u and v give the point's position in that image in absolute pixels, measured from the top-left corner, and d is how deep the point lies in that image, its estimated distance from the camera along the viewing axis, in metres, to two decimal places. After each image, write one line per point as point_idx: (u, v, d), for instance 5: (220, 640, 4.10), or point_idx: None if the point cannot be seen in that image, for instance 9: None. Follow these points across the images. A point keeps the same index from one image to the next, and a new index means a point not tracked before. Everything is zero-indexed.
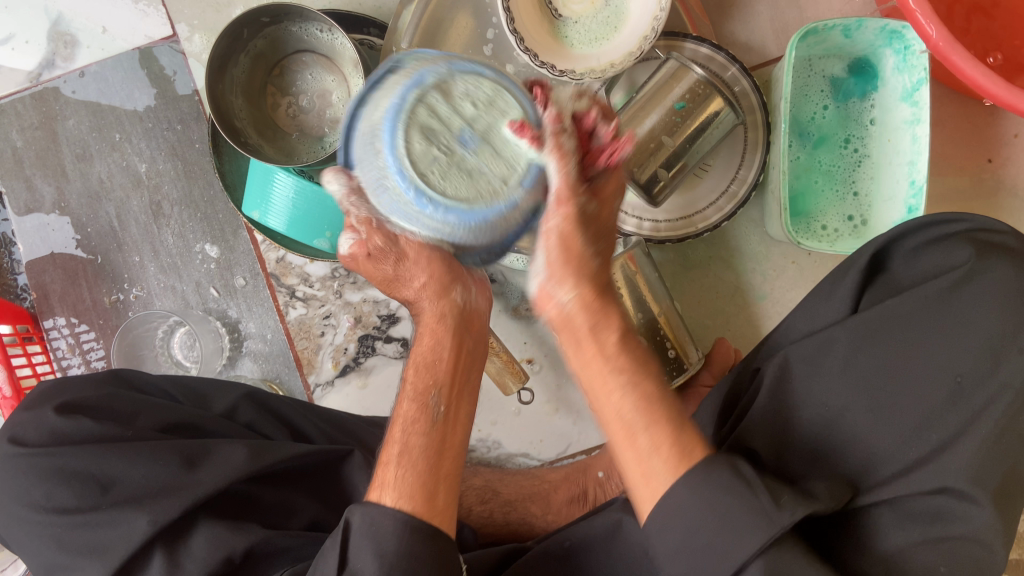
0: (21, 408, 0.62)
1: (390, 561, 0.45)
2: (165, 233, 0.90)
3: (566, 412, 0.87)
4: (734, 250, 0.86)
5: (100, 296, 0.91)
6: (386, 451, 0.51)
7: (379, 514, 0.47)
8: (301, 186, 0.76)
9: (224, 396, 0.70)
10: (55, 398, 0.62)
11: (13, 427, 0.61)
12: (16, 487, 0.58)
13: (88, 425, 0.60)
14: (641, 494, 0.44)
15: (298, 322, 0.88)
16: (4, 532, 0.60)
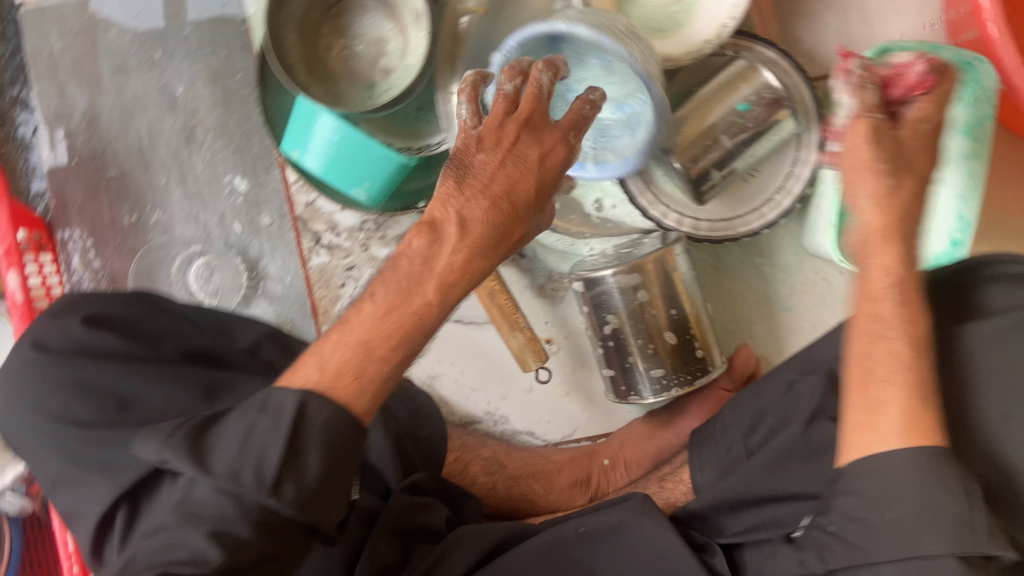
0: (46, 315, 0.61)
1: (333, 456, 0.44)
2: (195, 159, 0.87)
3: (577, 397, 0.88)
4: (768, 257, 0.85)
5: (120, 215, 0.88)
6: (382, 346, 0.47)
7: (340, 424, 0.45)
8: (345, 130, 0.74)
9: (246, 331, 0.68)
10: (82, 309, 0.61)
11: (36, 333, 0.60)
12: (34, 395, 0.57)
13: (113, 341, 0.59)
14: (858, 444, 0.47)
15: (319, 270, 0.87)
16: (15, 440, 0.58)
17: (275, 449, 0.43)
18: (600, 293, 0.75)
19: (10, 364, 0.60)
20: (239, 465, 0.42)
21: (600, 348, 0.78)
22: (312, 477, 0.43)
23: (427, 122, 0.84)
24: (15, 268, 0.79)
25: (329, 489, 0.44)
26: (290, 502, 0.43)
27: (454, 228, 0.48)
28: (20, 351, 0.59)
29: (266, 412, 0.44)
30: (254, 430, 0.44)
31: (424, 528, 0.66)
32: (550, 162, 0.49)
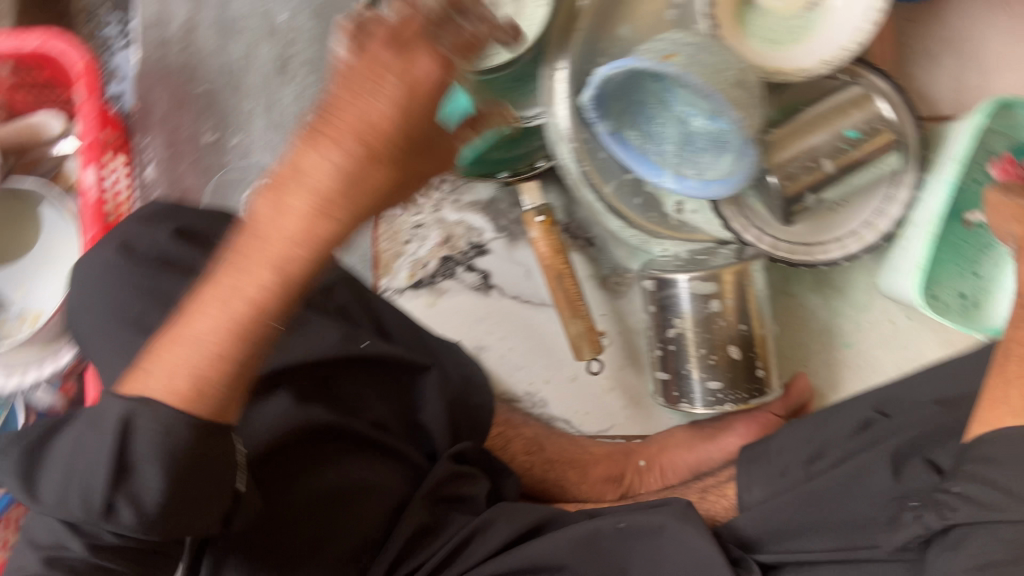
0: (137, 217, 0.61)
1: (178, 471, 0.42)
2: (284, 91, 0.86)
3: (620, 394, 0.87)
4: (837, 289, 0.85)
5: (200, 132, 0.87)
6: (216, 338, 0.43)
7: (173, 429, 0.42)
8: None
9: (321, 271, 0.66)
10: (172, 219, 0.61)
11: (123, 234, 0.59)
12: (110, 295, 0.56)
13: (199, 257, 0.58)
14: (993, 416, 0.50)
15: (389, 222, 0.89)
16: (85, 334, 0.58)
17: (99, 476, 0.42)
18: (671, 294, 0.75)
19: (89, 259, 0.59)
20: (65, 487, 0.43)
21: (657, 350, 0.77)
22: (149, 499, 0.42)
23: (524, 94, 0.82)
24: (92, 164, 0.80)
25: (178, 506, 0.43)
26: (128, 525, 0.42)
27: (289, 207, 0.41)
28: (103, 249, 0.58)
29: (88, 426, 0.43)
30: (81, 450, 0.43)
31: (462, 497, 0.65)
32: (377, 119, 0.39)
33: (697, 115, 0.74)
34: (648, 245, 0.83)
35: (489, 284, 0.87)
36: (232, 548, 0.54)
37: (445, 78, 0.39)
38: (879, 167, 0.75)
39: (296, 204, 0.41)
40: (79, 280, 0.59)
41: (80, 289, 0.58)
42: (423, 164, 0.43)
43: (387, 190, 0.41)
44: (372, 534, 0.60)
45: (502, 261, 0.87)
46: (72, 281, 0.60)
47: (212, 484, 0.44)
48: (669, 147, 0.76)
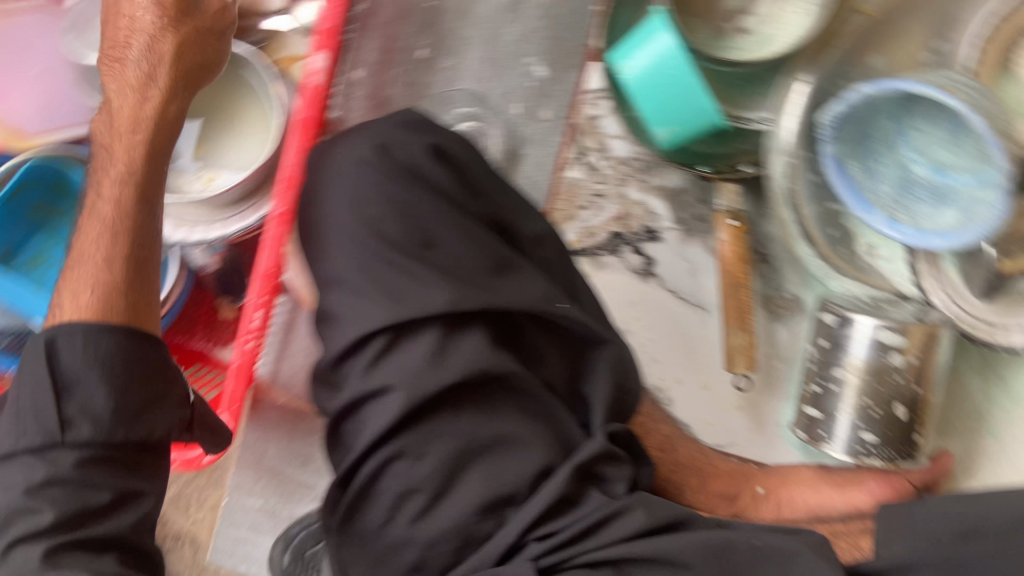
0: (396, 120, 0.60)
1: (109, 372, 0.56)
2: (509, 29, 0.85)
3: (748, 415, 0.85)
4: (1000, 377, 0.83)
5: (413, 47, 0.86)
6: (89, 242, 0.61)
7: (95, 339, 0.56)
8: (676, 56, 0.74)
9: (533, 221, 0.64)
10: (428, 132, 0.59)
11: (381, 135, 0.58)
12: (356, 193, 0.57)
13: (445, 179, 0.58)
14: None
15: (571, 183, 0.86)
16: (316, 219, 0.59)
17: (46, 398, 0.55)
18: (848, 334, 0.74)
19: (341, 153, 0.58)
20: (37, 420, 0.54)
21: (814, 385, 0.77)
22: (99, 404, 0.55)
23: (752, 93, 0.80)
24: (325, 51, 0.76)
25: (124, 409, 0.56)
26: (86, 432, 0.54)
27: (119, 107, 0.64)
28: (358, 148, 0.57)
29: (27, 387, 0.55)
30: (22, 389, 0.55)
31: (602, 477, 0.63)
32: (150, 28, 0.65)
33: (919, 160, 0.75)
34: (829, 277, 0.80)
35: (651, 272, 0.86)
36: (344, 542, 0.62)
37: (158, 8, 0.65)
38: None
39: (129, 131, 0.64)
40: (325, 165, 0.60)
41: (323, 176, 0.59)
42: (212, 41, 0.69)
43: (175, 58, 0.66)
44: (510, 488, 0.59)
45: (671, 253, 0.86)
46: (316, 167, 0.61)
47: (148, 392, 0.58)
48: (884, 188, 0.75)
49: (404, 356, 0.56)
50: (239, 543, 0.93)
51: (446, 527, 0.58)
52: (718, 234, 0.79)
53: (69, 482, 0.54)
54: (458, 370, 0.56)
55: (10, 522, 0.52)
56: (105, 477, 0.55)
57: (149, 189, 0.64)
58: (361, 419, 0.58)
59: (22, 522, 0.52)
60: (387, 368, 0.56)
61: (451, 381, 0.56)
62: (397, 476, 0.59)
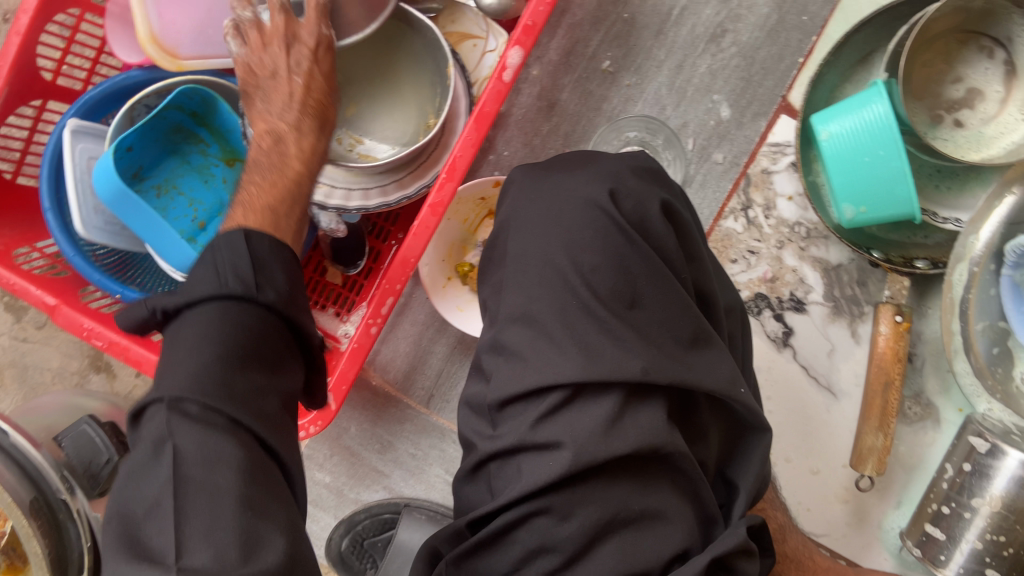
0: (623, 164, 0.57)
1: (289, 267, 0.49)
2: (702, 61, 0.81)
3: (852, 510, 0.82)
4: None
5: (600, 56, 0.81)
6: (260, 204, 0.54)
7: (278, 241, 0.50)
8: (886, 130, 0.69)
9: (727, 291, 0.60)
10: (655, 185, 0.57)
11: (614, 178, 0.55)
12: (571, 233, 0.53)
13: (669, 242, 0.55)
14: None
15: (725, 233, 0.82)
16: (516, 247, 0.55)
17: (242, 260, 0.46)
18: (995, 465, 0.71)
19: (565, 186, 0.56)
20: (223, 274, 0.46)
21: (943, 506, 0.74)
22: (282, 282, 0.48)
23: (944, 188, 0.76)
24: (521, 47, 0.71)
25: (296, 298, 0.48)
26: (273, 295, 0.46)
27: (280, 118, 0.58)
28: (589, 187, 0.55)
29: (219, 247, 0.48)
30: (217, 254, 0.47)
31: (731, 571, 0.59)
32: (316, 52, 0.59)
33: None
34: (976, 396, 0.76)
35: (787, 342, 0.82)
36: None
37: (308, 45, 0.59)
38: None
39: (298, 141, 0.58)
40: (539, 195, 0.56)
41: (535, 206, 0.56)
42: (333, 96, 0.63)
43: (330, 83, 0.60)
44: (645, 569, 0.53)
45: (813, 327, 0.82)
46: (523, 190, 0.58)
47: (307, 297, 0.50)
48: None
49: (581, 416, 0.50)
50: None
51: None
52: (878, 325, 0.74)
53: (251, 342, 0.44)
54: (633, 444, 0.50)
55: (178, 368, 0.42)
56: (275, 354, 0.46)
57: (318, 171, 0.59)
58: (511, 464, 0.54)
59: (194, 363, 0.42)
60: (558, 424, 0.51)
61: (624, 453, 0.50)
62: (535, 530, 0.54)
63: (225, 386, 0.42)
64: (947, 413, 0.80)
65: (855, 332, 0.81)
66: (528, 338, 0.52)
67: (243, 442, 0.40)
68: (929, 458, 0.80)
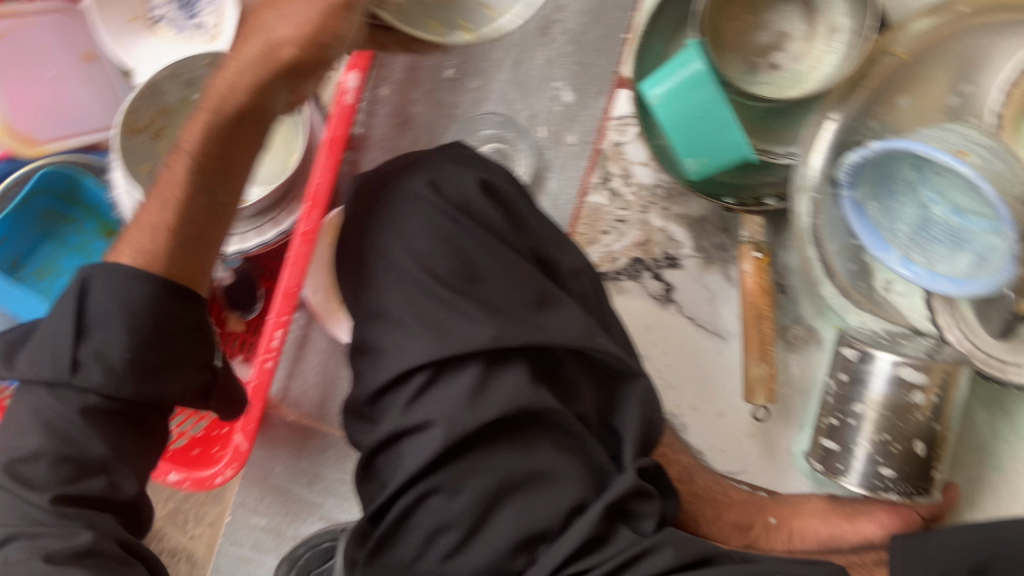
0: (441, 155, 0.61)
1: (130, 316, 0.52)
2: (537, 53, 0.85)
3: (761, 443, 0.86)
4: (1005, 411, 0.85)
5: (442, 65, 0.85)
6: (153, 219, 0.56)
7: (124, 277, 0.53)
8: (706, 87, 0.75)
9: (572, 255, 0.65)
10: (475, 167, 0.61)
11: (433, 169, 0.60)
12: (406, 227, 0.58)
13: (495, 215, 0.60)
14: None
15: (593, 209, 0.86)
16: (358, 253, 0.60)
17: (65, 336, 0.52)
18: (869, 370, 0.75)
19: (390, 186, 0.60)
20: (50, 358, 0.52)
21: (832, 418, 0.78)
22: (117, 355, 0.52)
23: (776, 128, 0.82)
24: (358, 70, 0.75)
25: (139, 364, 0.52)
26: (96, 379, 0.51)
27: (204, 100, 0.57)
28: (410, 182, 0.60)
29: (58, 314, 0.53)
30: (51, 326, 0.53)
31: (628, 513, 0.65)
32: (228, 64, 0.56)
33: (940, 201, 0.73)
34: (847, 311, 0.82)
35: (670, 298, 0.87)
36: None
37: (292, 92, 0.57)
38: None
39: (191, 129, 0.56)
40: (371, 201, 0.61)
41: (369, 211, 0.60)
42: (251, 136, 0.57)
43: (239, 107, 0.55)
44: (544, 524, 0.58)
45: (691, 280, 0.86)
46: (356, 199, 0.62)
47: (184, 351, 0.55)
48: (902, 228, 0.75)
49: (443, 394, 0.54)
50: (241, 563, 0.90)
51: (483, 561, 0.57)
52: (742, 265, 0.79)
53: (66, 431, 0.52)
54: (498, 408, 0.54)
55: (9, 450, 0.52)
56: (100, 426, 0.52)
57: (206, 162, 0.56)
58: (395, 454, 0.57)
59: (17, 448, 0.52)
60: (427, 404, 0.55)
61: (491, 418, 0.54)
62: (432, 512, 0.58)
63: (40, 477, 0.51)
64: (826, 333, 0.85)
65: (728, 276, 0.86)
66: (384, 332, 0.56)
67: (69, 530, 0.50)
68: (818, 377, 0.85)
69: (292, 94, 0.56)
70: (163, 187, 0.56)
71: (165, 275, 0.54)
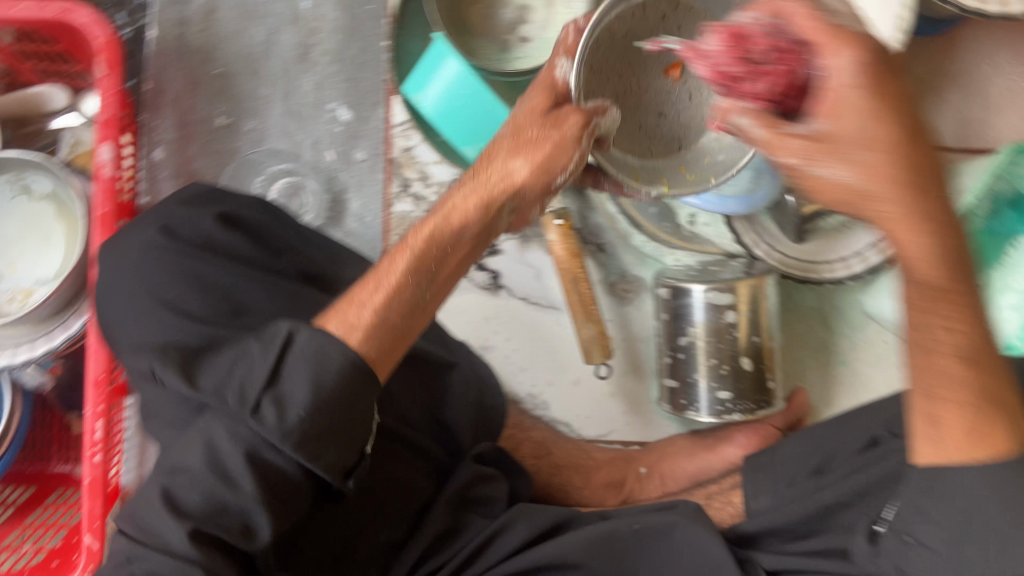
0: (175, 201, 0.60)
1: (324, 392, 0.44)
2: (303, 80, 0.85)
3: (622, 400, 0.88)
4: (834, 310, 0.88)
5: (212, 115, 0.85)
6: (356, 312, 0.48)
7: (328, 345, 0.45)
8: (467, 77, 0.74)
9: (354, 265, 0.65)
10: (215, 204, 0.60)
11: (168, 216, 0.59)
12: (152, 280, 0.56)
13: (244, 245, 0.59)
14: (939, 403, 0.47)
15: (401, 217, 0.84)
16: (113, 325, 0.58)
17: (253, 381, 0.44)
18: (687, 303, 0.77)
19: (128, 245, 0.58)
20: (231, 414, 0.45)
21: (667, 357, 0.80)
22: (293, 411, 0.43)
23: None
24: (110, 141, 0.75)
25: (312, 427, 0.44)
26: (270, 425, 0.43)
27: (454, 204, 0.52)
28: (144, 234, 0.58)
29: (244, 357, 0.46)
30: (237, 363, 0.46)
31: (480, 500, 0.66)
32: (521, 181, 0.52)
33: None
34: (661, 253, 0.85)
35: (499, 284, 0.88)
36: None
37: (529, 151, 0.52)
38: None
39: (415, 234, 0.51)
40: (114, 264, 0.58)
41: (112, 272, 0.58)
42: (472, 251, 0.53)
43: (482, 219, 0.52)
44: (395, 535, 0.63)
45: (513, 261, 0.88)
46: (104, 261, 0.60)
47: (354, 426, 0.45)
48: None
49: None
50: None
51: None
52: (549, 235, 0.78)
53: (208, 473, 0.44)
54: None
55: (169, 467, 0.46)
56: (262, 491, 0.44)
57: (445, 265, 0.52)
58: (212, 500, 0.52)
59: (177, 465, 0.45)
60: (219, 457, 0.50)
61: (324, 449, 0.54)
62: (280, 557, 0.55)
63: (164, 521, 0.44)
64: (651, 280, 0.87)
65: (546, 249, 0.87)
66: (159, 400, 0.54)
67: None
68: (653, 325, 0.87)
69: (515, 216, 0.54)
70: (374, 279, 0.50)
71: (354, 351, 0.46)
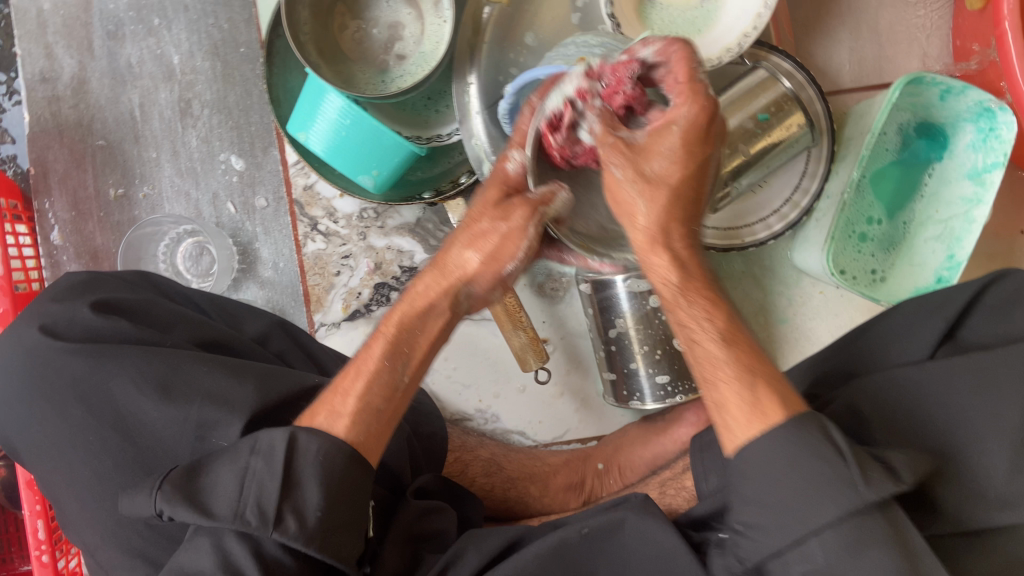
0: (48, 298, 0.59)
1: (336, 490, 0.48)
2: (189, 136, 0.84)
3: (571, 399, 0.87)
4: (766, 269, 0.87)
5: (105, 188, 0.84)
6: (341, 399, 0.52)
7: (331, 446, 0.49)
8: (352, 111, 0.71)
9: (255, 321, 0.66)
10: (91, 294, 0.59)
11: (42, 315, 0.58)
12: (45, 382, 0.55)
13: (124, 326, 0.57)
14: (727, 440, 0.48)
15: (314, 256, 0.83)
16: (15, 434, 0.57)
17: (271, 489, 0.46)
18: (611, 294, 0.75)
19: (10, 354, 0.57)
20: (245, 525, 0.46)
21: (602, 350, 0.78)
22: (313, 511, 0.46)
23: (437, 111, 0.81)
24: None
25: (331, 521, 0.47)
26: (294, 532, 0.45)
27: (418, 294, 0.55)
28: (24, 340, 0.57)
29: (255, 466, 0.47)
30: (248, 475, 0.47)
31: (428, 535, 0.64)
32: (474, 271, 0.54)
33: None
34: None
35: None
36: None
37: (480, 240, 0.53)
38: (795, 145, 0.76)
39: (387, 320, 0.55)
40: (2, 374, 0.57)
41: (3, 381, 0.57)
42: (443, 336, 0.57)
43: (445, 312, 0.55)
44: None
45: None
46: None
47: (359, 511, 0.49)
48: None
49: (155, 521, 0.52)
50: None
51: None
52: None
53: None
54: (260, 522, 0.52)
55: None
56: None
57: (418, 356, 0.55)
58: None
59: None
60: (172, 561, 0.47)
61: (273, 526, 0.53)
62: None
63: None
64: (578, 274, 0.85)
65: None
66: (73, 497, 0.55)
67: None
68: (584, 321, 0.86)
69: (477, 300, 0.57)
70: (354, 369, 0.54)
71: (346, 440, 0.50)
